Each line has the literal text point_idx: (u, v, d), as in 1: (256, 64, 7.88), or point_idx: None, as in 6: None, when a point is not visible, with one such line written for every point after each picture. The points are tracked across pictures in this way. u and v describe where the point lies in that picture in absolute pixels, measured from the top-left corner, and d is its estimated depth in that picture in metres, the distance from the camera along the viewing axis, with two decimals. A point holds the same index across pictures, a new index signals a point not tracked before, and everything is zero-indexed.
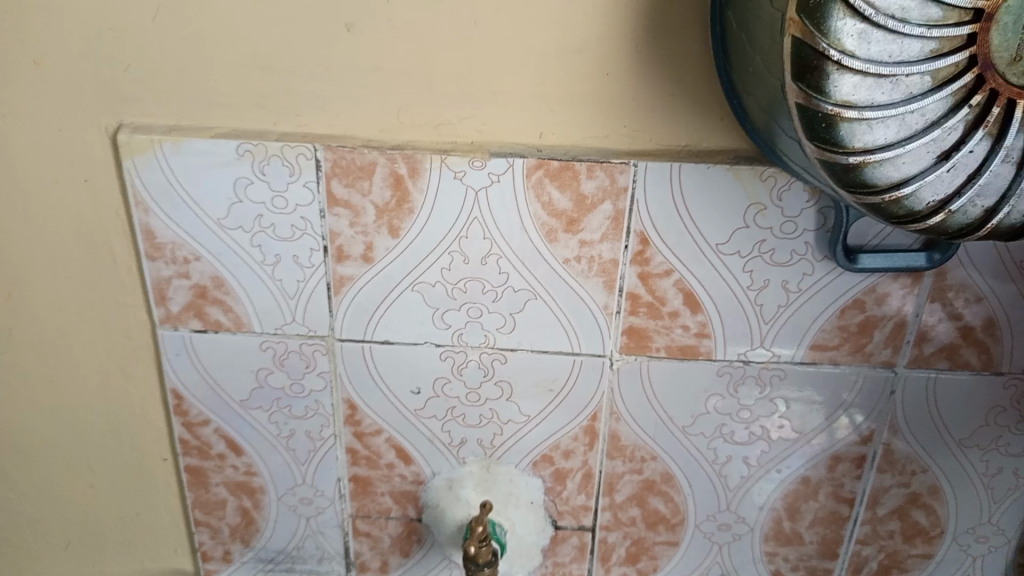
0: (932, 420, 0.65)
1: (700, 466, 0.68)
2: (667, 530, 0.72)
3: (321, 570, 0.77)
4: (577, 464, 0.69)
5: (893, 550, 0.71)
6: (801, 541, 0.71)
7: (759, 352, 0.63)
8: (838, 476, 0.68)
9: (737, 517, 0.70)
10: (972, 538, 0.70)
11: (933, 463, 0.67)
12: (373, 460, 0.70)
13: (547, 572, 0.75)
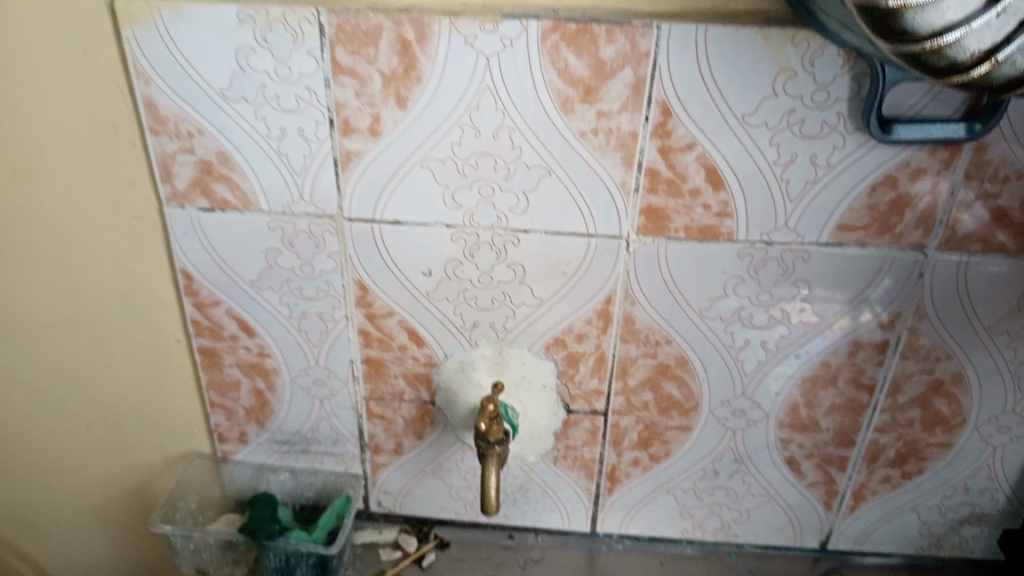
0: (961, 306, 0.63)
1: (717, 351, 0.67)
2: (680, 416, 0.72)
3: (337, 451, 0.78)
4: (590, 348, 0.68)
5: (911, 439, 0.70)
6: (816, 429, 0.70)
7: (782, 232, 0.61)
8: (859, 363, 0.66)
9: (753, 403, 0.70)
10: (994, 428, 0.69)
11: (959, 350, 0.65)
12: (385, 342, 0.69)
13: (559, 455, 0.76)
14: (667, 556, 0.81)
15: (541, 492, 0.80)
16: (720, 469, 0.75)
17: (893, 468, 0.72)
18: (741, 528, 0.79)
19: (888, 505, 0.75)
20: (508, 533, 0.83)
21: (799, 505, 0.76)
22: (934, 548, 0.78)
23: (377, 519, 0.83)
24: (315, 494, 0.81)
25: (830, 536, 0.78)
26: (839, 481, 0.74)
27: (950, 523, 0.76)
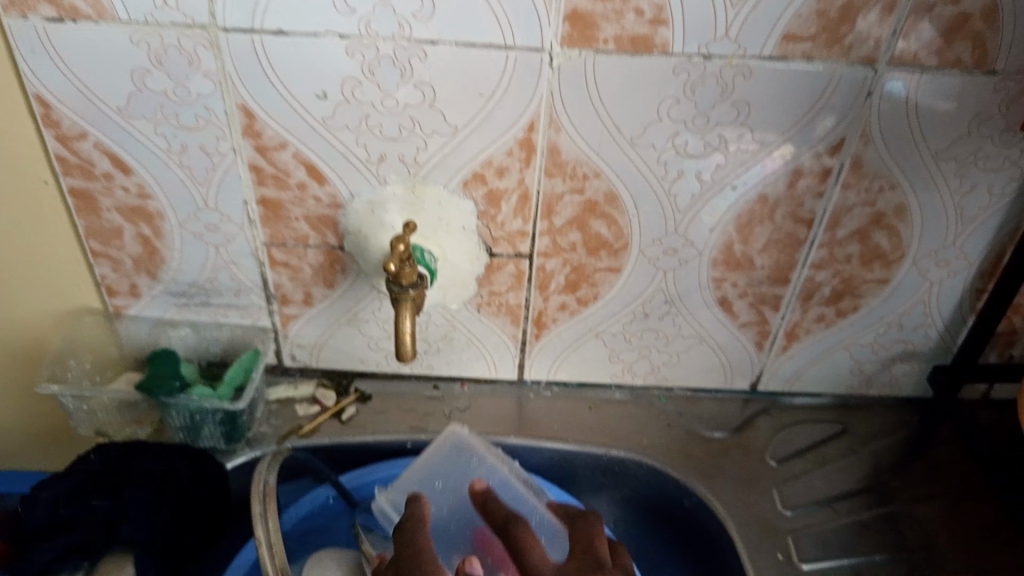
0: (910, 129, 0.58)
1: (650, 184, 0.61)
2: (609, 257, 0.66)
3: (241, 303, 0.72)
4: (512, 185, 0.61)
5: (849, 276, 0.67)
6: (751, 267, 0.67)
7: (722, 43, 0.54)
8: (799, 194, 0.62)
9: (685, 242, 0.65)
10: (933, 262, 0.66)
11: (904, 179, 0.61)
12: (281, 179, 0.62)
13: (482, 302, 0.71)
14: (596, 401, 0.79)
15: (465, 341, 0.75)
16: (651, 311, 0.71)
17: (828, 307, 0.70)
18: (672, 371, 0.76)
19: (821, 345, 0.73)
20: (433, 383, 0.80)
21: (730, 346, 0.73)
22: (863, 387, 0.77)
23: (294, 373, 0.78)
24: (223, 349, 0.76)
25: (761, 378, 0.77)
26: (771, 321, 0.71)
27: (881, 361, 0.75)
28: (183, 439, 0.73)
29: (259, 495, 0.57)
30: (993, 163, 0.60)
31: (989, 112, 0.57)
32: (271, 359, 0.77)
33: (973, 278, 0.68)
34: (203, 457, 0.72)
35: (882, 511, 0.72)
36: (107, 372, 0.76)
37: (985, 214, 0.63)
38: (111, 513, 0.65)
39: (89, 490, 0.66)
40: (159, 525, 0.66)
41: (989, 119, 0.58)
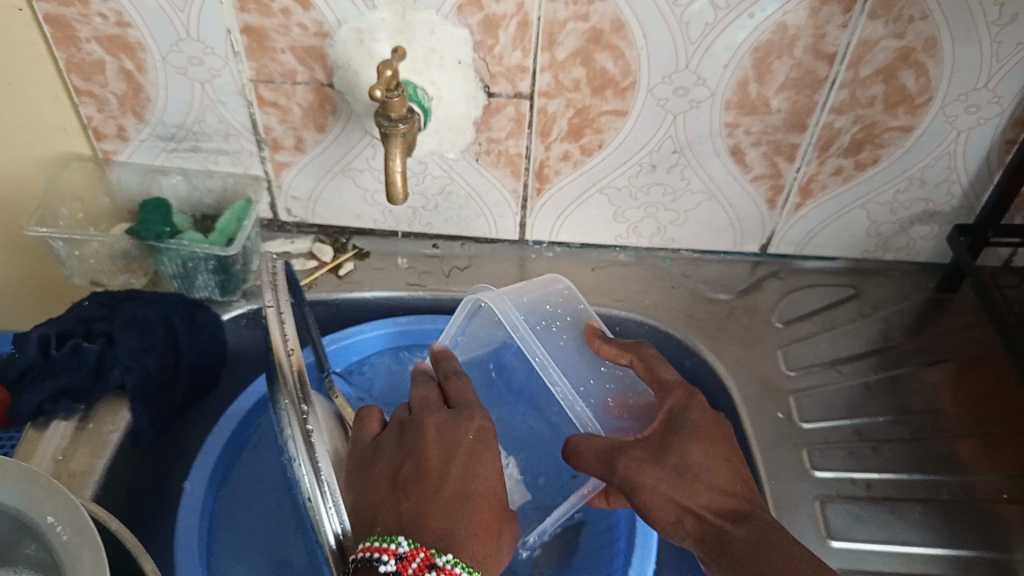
0: None
1: (658, 10, 0.57)
2: (615, 98, 0.62)
3: (231, 149, 0.69)
4: (511, 10, 0.57)
5: (870, 122, 0.63)
6: (767, 110, 0.62)
7: None
8: (820, 24, 0.57)
9: (697, 80, 0.61)
10: (962, 108, 0.62)
11: (938, 7, 0.56)
12: (263, 3, 0.58)
13: (481, 150, 0.67)
14: (600, 263, 0.76)
15: (464, 195, 0.71)
16: (658, 163, 0.67)
17: (846, 158, 0.66)
18: (678, 231, 0.73)
19: (837, 203, 0.69)
20: (432, 242, 0.77)
21: (740, 203, 0.70)
22: (880, 251, 0.74)
23: (290, 229, 0.76)
24: (215, 201, 0.73)
25: (771, 240, 0.73)
26: (786, 175, 0.67)
27: (900, 222, 0.71)
28: (177, 288, 0.71)
29: (268, 272, 0.54)
30: None
31: None
32: (266, 213, 0.75)
33: (1006, 127, 0.63)
34: (199, 306, 0.70)
35: (886, 374, 0.70)
36: (99, 224, 0.74)
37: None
38: (101, 357, 0.63)
39: (78, 335, 0.64)
40: (148, 367, 0.65)
41: None
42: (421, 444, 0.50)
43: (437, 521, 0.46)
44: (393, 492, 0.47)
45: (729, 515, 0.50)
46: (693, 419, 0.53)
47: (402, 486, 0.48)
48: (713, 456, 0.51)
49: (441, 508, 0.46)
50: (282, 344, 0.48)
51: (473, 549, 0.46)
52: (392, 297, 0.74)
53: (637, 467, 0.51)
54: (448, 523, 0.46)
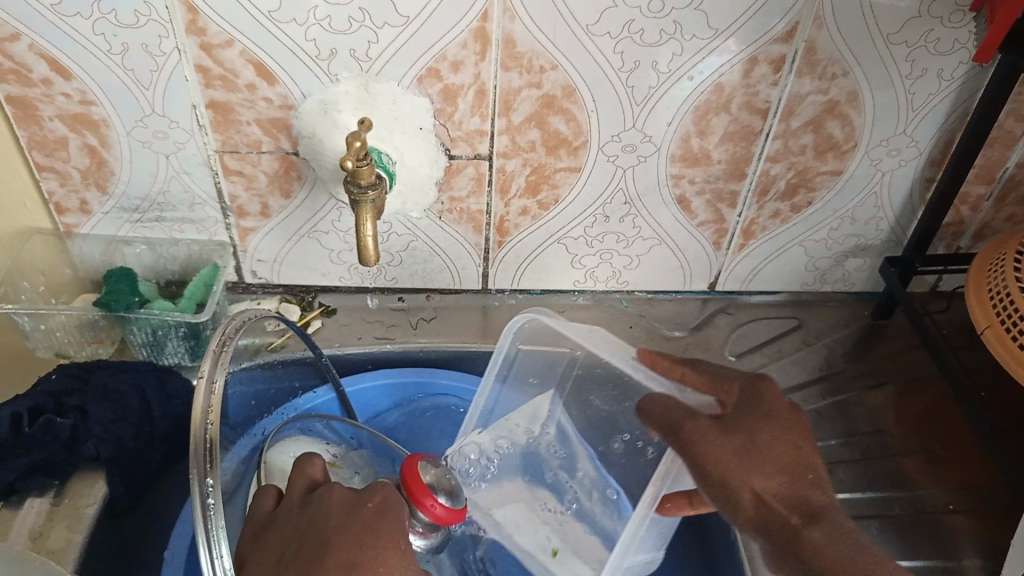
0: (864, 13, 0.58)
1: (606, 76, 0.61)
2: (569, 156, 0.66)
3: (196, 217, 0.71)
4: (468, 80, 0.60)
5: (803, 169, 0.68)
6: (709, 161, 0.67)
7: None
8: (753, 83, 0.62)
9: (644, 137, 0.65)
10: (885, 152, 0.68)
11: (857, 65, 0.61)
12: (229, 79, 0.60)
13: (443, 209, 0.70)
14: (561, 307, 0.79)
15: (428, 251, 0.74)
16: (610, 213, 0.71)
17: (783, 202, 0.71)
18: (632, 274, 0.78)
19: (776, 242, 0.75)
20: (397, 296, 0.79)
21: (688, 246, 0.75)
22: (818, 284, 0.79)
23: (255, 290, 0.77)
24: (180, 267, 0.74)
25: (718, 278, 0.78)
26: (729, 219, 0.72)
27: (836, 256, 0.76)
28: (146, 356, 0.72)
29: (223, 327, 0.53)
30: (944, 46, 0.60)
31: None
32: (230, 276, 0.76)
33: (924, 167, 0.69)
34: (170, 373, 0.71)
35: (834, 399, 0.75)
36: (62, 295, 0.74)
37: (936, 101, 0.64)
38: (75, 431, 0.63)
39: (49, 410, 0.64)
40: (122, 437, 0.66)
41: None
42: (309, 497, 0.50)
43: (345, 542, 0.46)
44: (304, 532, 0.46)
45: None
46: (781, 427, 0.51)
47: (303, 530, 0.47)
48: (790, 476, 0.49)
49: (354, 531, 0.46)
50: (205, 399, 0.47)
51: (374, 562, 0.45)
52: (361, 354, 0.76)
53: (704, 442, 0.51)
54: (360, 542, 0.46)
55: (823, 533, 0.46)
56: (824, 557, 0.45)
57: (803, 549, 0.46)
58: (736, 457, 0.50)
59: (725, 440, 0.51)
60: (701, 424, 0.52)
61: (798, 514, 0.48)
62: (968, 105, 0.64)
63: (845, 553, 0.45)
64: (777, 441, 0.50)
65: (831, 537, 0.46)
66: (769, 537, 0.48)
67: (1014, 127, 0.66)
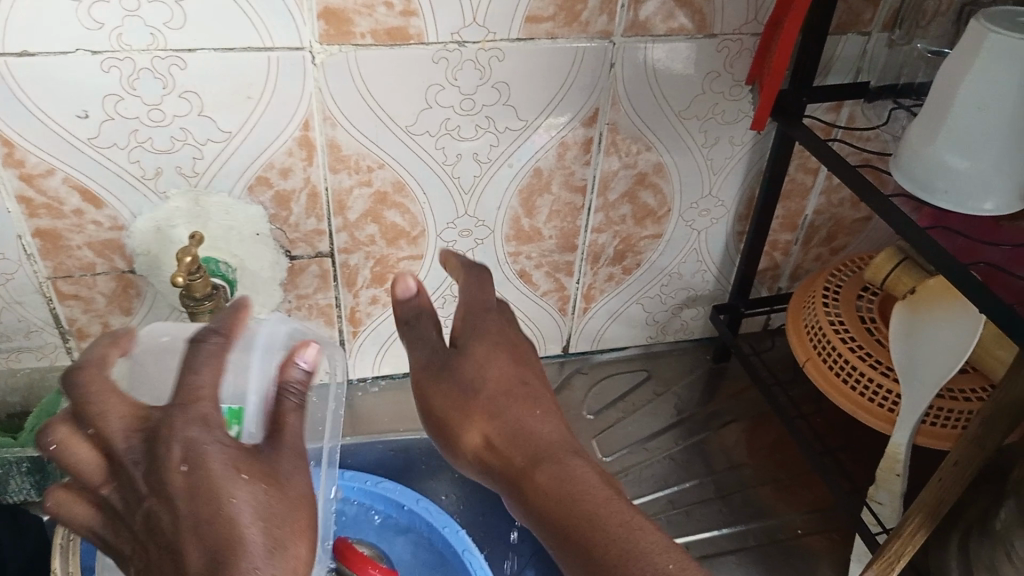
0: (654, 95, 0.65)
1: (431, 169, 0.64)
2: (409, 245, 0.69)
3: (33, 345, 0.69)
4: (298, 185, 0.62)
5: (627, 235, 0.74)
6: (540, 238, 0.72)
7: (473, 30, 0.57)
8: (568, 164, 0.67)
9: (477, 221, 0.69)
10: (696, 214, 0.74)
11: (657, 140, 0.68)
12: (55, 208, 0.60)
13: (291, 307, 0.70)
14: None
15: None
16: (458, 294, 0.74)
17: (614, 267, 0.76)
18: None
19: (616, 303, 0.80)
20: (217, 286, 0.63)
21: (536, 315, 0.79)
22: (661, 335, 0.85)
23: None
24: (21, 398, 0.71)
25: (570, 340, 0.82)
26: (569, 287, 0.77)
27: (671, 309, 0.82)
28: None
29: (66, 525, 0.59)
30: (729, 117, 0.68)
31: (717, 72, 0.64)
32: None
33: (733, 223, 0.76)
34: (15, 510, 0.68)
35: (689, 443, 0.80)
36: None
37: (732, 165, 0.71)
38: None
39: None
40: None
41: (718, 77, 0.65)
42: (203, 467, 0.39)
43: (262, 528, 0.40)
44: (224, 518, 0.39)
45: (534, 456, 0.49)
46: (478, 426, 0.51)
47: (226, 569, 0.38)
48: (508, 359, 0.54)
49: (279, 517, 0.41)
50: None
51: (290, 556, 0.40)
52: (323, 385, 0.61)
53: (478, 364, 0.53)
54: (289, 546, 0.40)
55: (544, 405, 0.53)
56: (548, 495, 0.47)
57: (463, 378, 0.52)
58: (470, 368, 0.52)
59: (499, 360, 0.53)
60: (499, 360, 0.53)
61: (480, 328, 0.54)
62: (760, 165, 0.72)
63: (496, 380, 0.52)
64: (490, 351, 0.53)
65: (561, 471, 0.48)
66: (528, 470, 0.48)
67: (804, 180, 0.74)
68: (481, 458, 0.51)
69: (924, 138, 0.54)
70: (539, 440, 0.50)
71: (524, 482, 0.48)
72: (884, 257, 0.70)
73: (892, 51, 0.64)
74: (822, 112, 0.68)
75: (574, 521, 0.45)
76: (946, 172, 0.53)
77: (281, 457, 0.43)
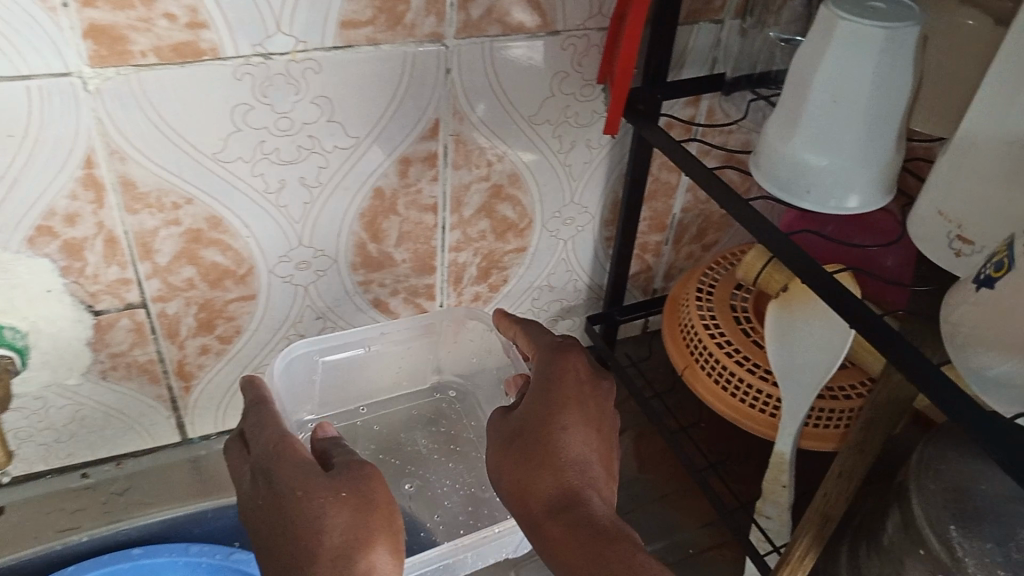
0: (499, 101, 0.58)
1: (252, 200, 0.56)
2: (238, 285, 0.60)
3: None
4: (90, 231, 0.53)
5: (489, 252, 0.68)
6: (392, 263, 0.65)
7: (278, 40, 0.49)
8: (413, 181, 0.60)
9: (315, 252, 0.61)
10: (560, 223, 0.69)
11: (508, 149, 0.62)
12: None
13: (105, 368, 0.60)
14: None
15: (101, 416, 0.63)
16: (304, 332, 0.66)
17: (479, 286, 0.70)
18: None
19: None
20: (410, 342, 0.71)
21: None
22: None
23: None
24: None
25: None
26: (431, 312, 0.70)
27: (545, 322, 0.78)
28: None
29: None
30: (583, 119, 0.62)
31: (565, 72, 0.59)
32: None
33: (600, 228, 0.71)
34: None
35: None
36: None
37: (592, 168, 0.66)
38: None
39: None
40: None
41: (567, 77, 0.59)
42: (278, 476, 0.47)
43: (336, 538, 0.44)
44: (308, 531, 0.44)
45: (555, 501, 0.47)
46: (532, 465, 0.48)
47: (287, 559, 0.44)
48: (579, 404, 0.51)
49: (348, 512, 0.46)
50: None
51: (368, 560, 0.44)
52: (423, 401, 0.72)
53: (543, 411, 0.50)
54: (317, 553, 0.44)
55: (594, 439, 0.50)
56: (576, 550, 0.44)
57: (524, 429, 0.50)
58: (528, 405, 0.51)
59: (566, 409, 0.50)
60: (575, 407, 0.50)
61: (568, 374, 0.52)
62: (622, 166, 0.67)
63: (558, 422, 0.49)
64: (576, 383, 0.52)
65: (581, 520, 0.46)
66: (545, 520, 0.46)
67: (668, 178, 0.70)
68: (516, 498, 0.49)
69: (782, 137, 0.50)
70: (566, 473, 0.47)
71: (553, 530, 0.46)
72: (754, 255, 0.65)
73: (746, 39, 0.60)
74: (680, 108, 0.64)
75: (584, 565, 0.44)
76: (807, 172, 0.49)
77: (372, 485, 0.47)
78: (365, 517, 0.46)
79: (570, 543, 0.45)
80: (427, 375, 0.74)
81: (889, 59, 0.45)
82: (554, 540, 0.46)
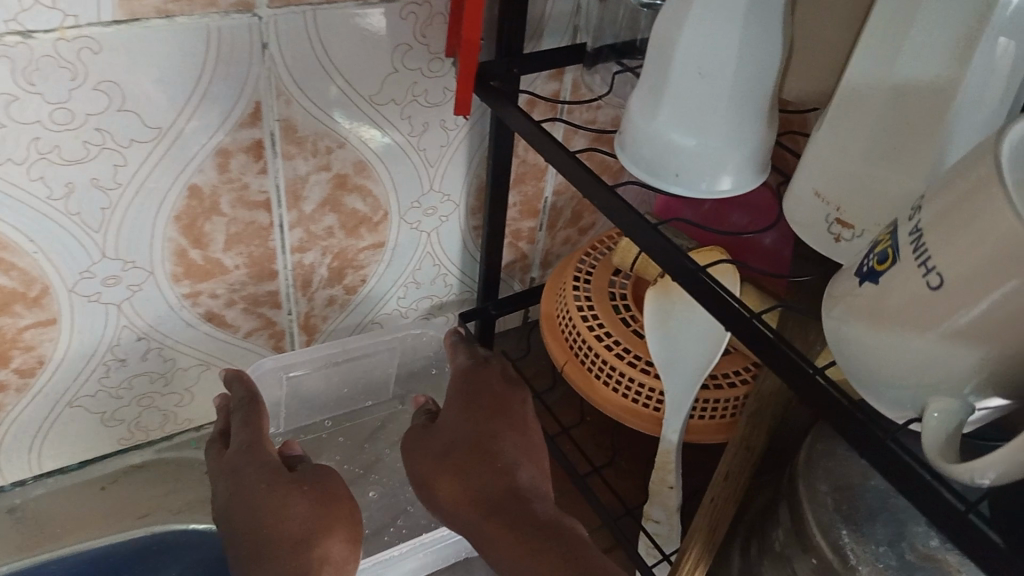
0: (332, 80, 0.51)
1: (33, 209, 0.47)
2: (31, 309, 0.51)
3: None
4: None
5: (340, 250, 0.60)
6: (223, 270, 0.56)
7: (35, 13, 0.40)
8: (236, 176, 0.52)
9: (125, 264, 0.52)
10: (419, 214, 0.62)
11: (348, 134, 0.54)
12: None
13: None
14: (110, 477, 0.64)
15: None
16: (127, 355, 0.57)
17: (333, 288, 0.63)
18: (189, 411, 0.65)
19: (348, 324, 0.67)
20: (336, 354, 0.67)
21: (241, 358, 0.64)
22: None
23: None
24: None
25: None
26: (279, 320, 0.63)
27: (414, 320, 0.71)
28: None
29: None
30: (434, 97, 0.55)
31: (408, 44, 0.51)
32: None
33: (465, 217, 0.65)
34: None
35: None
36: None
37: (449, 152, 0.60)
38: None
39: None
40: None
41: (411, 50, 0.52)
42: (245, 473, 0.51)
43: (302, 526, 0.49)
44: (279, 513, 0.49)
45: (493, 500, 0.50)
46: (453, 450, 0.52)
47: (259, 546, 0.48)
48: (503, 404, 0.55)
49: (317, 516, 0.50)
50: None
51: (327, 549, 0.49)
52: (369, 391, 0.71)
53: (467, 414, 0.54)
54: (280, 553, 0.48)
55: (522, 445, 0.54)
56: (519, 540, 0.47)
57: (452, 432, 0.54)
58: (457, 419, 0.54)
59: (484, 408, 0.54)
60: (493, 392, 0.56)
61: (489, 376, 0.57)
62: (483, 148, 0.61)
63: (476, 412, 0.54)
64: (497, 386, 0.56)
65: (522, 518, 0.48)
66: (483, 518, 0.49)
67: (536, 159, 0.64)
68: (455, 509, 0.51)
69: (647, 112, 0.44)
70: (504, 472, 0.51)
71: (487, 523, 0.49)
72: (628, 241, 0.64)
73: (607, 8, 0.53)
74: (542, 81, 0.58)
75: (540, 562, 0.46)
76: (674, 152, 0.44)
77: (333, 483, 0.53)
78: (330, 510, 0.50)
79: (522, 532, 0.47)
80: (387, 386, 0.73)
81: (755, 21, 0.40)
82: (489, 528, 0.49)
